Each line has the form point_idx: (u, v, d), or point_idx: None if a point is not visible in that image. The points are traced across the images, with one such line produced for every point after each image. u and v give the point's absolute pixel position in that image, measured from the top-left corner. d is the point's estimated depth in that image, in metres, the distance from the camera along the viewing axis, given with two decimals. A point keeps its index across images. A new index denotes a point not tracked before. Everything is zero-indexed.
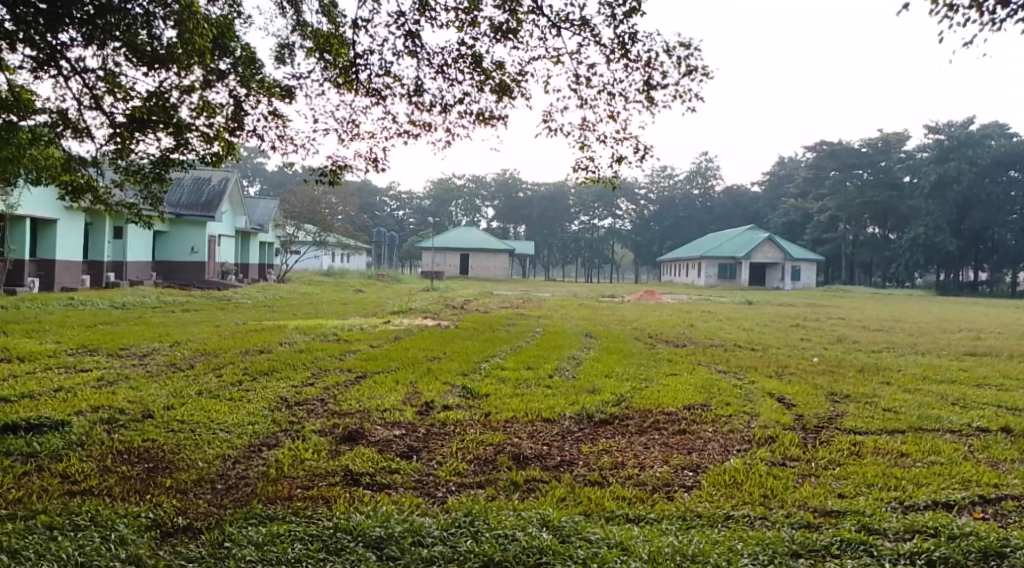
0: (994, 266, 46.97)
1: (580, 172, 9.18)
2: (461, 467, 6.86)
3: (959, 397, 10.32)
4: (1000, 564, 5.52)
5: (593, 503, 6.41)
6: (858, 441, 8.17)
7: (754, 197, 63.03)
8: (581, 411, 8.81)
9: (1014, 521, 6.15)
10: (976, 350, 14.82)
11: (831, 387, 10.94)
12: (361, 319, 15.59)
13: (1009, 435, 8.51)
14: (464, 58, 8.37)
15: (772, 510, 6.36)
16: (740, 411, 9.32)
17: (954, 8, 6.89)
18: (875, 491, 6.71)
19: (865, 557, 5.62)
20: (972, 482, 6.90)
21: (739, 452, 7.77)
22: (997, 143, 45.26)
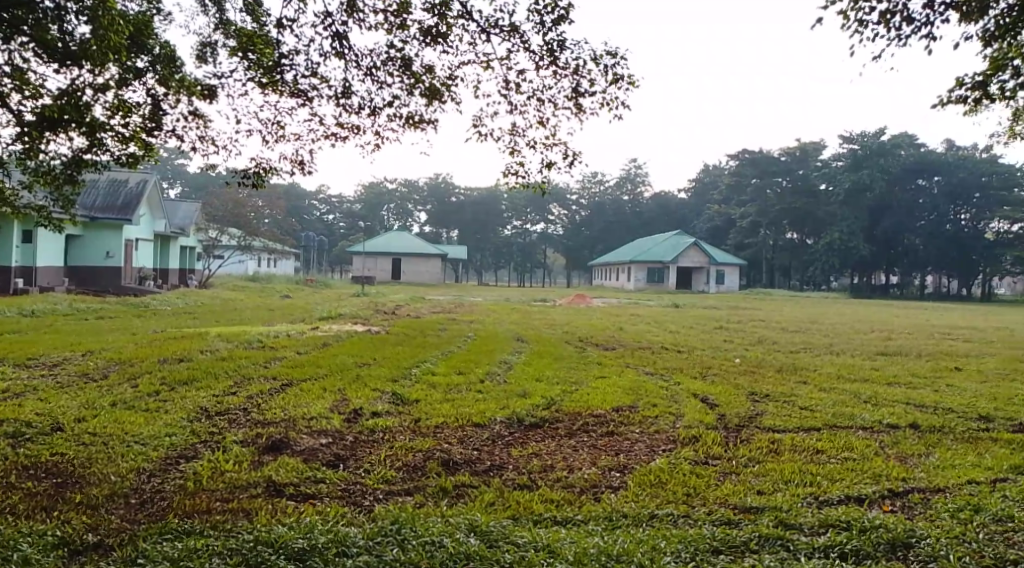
0: (903, 270, 48.85)
1: (510, 177, 9.29)
2: (389, 475, 6.80)
3: (870, 395, 10.71)
4: (907, 555, 5.74)
5: (521, 507, 6.43)
6: (777, 438, 8.42)
7: (680, 203, 64.39)
8: (512, 415, 8.83)
9: (919, 512, 6.40)
10: (886, 350, 15.41)
11: (752, 386, 11.23)
12: (288, 325, 15.28)
13: (916, 431, 8.86)
14: (393, 61, 8.36)
15: (695, 508, 6.49)
16: (666, 411, 9.48)
17: (864, 23, 7.16)
18: (791, 486, 6.91)
19: (782, 551, 5.78)
20: (882, 476, 7.16)
21: (664, 452, 7.90)
22: (906, 152, 47.31)
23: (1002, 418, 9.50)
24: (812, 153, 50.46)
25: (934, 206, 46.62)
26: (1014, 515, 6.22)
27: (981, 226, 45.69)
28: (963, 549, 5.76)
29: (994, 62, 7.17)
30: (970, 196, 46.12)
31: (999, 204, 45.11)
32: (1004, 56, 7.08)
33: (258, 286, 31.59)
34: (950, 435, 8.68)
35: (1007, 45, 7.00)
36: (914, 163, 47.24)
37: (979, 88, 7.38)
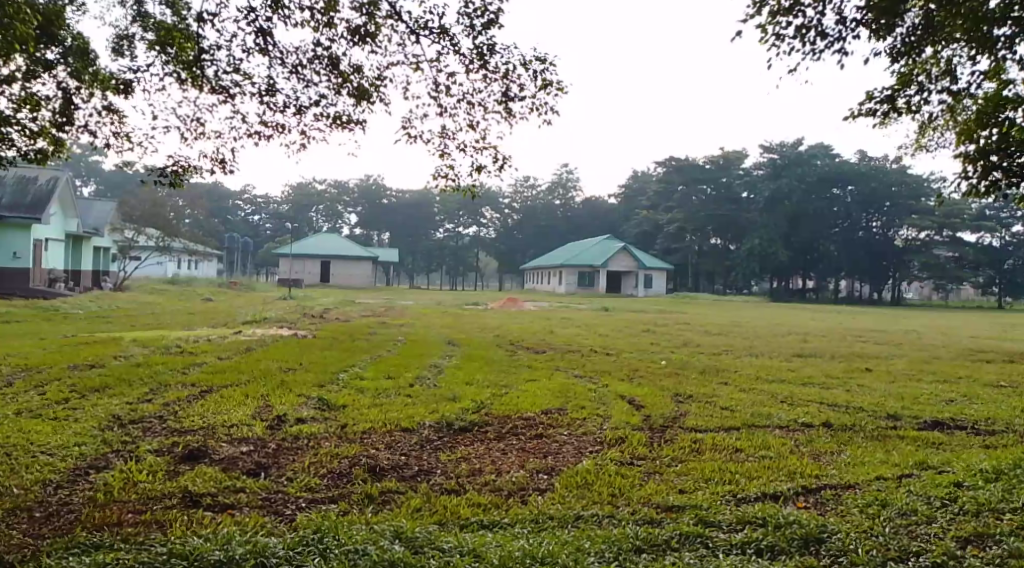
0: (820, 275, 50.50)
1: (439, 180, 9.29)
2: (312, 482, 6.68)
3: (788, 395, 11.03)
4: (819, 549, 5.91)
5: (448, 512, 6.40)
6: (699, 438, 8.59)
7: (610, 209, 65.23)
8: (440, 420, 8.79)
9: (832, 509, 6.60)
10: (803, 352, 15.91)
11: (675, 388, 11.42)
12: (209, 329, 14.88)
13: (830, 429, 9.16)
14: (319, 59, 8.27)
15: (619, 508, 6.57)
16: (593, 414, 9.57)
17: (781, 37, 7.36)
18: (712, 485, 7.05)
19: (701, 549, 5.90)
20: (797, 473, 7.37)
21: (591, 454, 7.97)
22: (822, 162, 48.93)
23: (909, 416, 9.90)
24: (735, 162, 51.81)
25: (847, 213, 48.81)
26: (918, 509, 6.48)
27: (891, 233, 48.22)
28: (871, 542, 5.95)
29: (902, 77, 7.45)
30: (881, 205, 48.23)
31: (907, 213, 47.32)
32: (911, 71, 7.37)
33: (179, 289, 30.70)
34: (861, 433, 9.00)
35: (913, 62, 7.29)
36: (829, 172, 48.58)
37: (888, 102, 7.67)
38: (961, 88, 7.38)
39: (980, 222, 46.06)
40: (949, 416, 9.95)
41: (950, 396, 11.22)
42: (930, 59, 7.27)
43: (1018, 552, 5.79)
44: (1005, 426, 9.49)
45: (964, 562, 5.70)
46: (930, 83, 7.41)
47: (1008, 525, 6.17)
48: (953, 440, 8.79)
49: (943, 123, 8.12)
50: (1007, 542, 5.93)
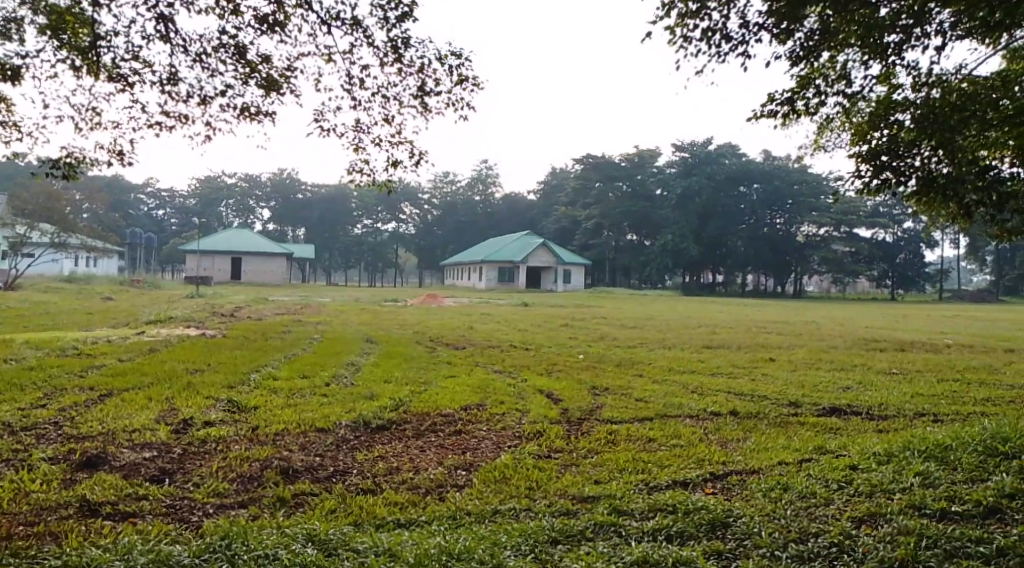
0: (728, 269, 51.98)
1: (353, 175, 9.18)
2: (221, 487, 6.51)
3: (697, 385, 11.31)
4: (725, 533, 6.06)
5: (363, 512, 6.33)
6: (614, 429, 8.73)
7: (529, 205, 65.59)
8: (357, 419, 8.66)
9: (738, 493, 6.81)
10: (713, 343, 16.33)
11: (592, 381, 11.56)
12: (109, 330, 14.28)
13: (736, 417, 9.46)
14: (226, 48, 8.06)
15: (536, 501, 6.64)
16: (512, 408, 9.61)
17: (688, 39, 7.48)
18: (625, 474, 7.20)
19: (614, 537, 5.99)
20: (705, 460, 7.60)
21: (510, 448, 8.02)
22: (730, 161, 50.26)
23: (809, 403, 10.28)
24: (649, 158, 51.90)
25: (754, 211, 50.18)
26: (816, 492, 6.73)
27: (793, 230, 50.08)
28: (773, 525, 6.14)
29: (801, 80, 7.69)
30: (783, 204, 49.85)
31: (807, 210, 49.44)
32: (810, 74, 7.62)
33: (76, 289, 29.37)
34: (765, 420, 9.32)
35: (812, 66, 7.54)
36: (736, 171, 50.03)
37: (788, 104, 7.92)
38: (854, 92, 7.68)
39: (874, 220, 48.25)
40: (845, 402, 10.37)
41: (846, 383, 11.70)
42: (826, 64, 7.55)
43: (907, 528, 6.03)
44: (896, 410, 9.96)
45: (859, 540, 5.90)
46: (826, 86, 7.69)
47: (898, 504, 6.44)
48: (849, 425, 9.19)
49: (838, 125, 8.44)
50: (897, 520, 6.18)
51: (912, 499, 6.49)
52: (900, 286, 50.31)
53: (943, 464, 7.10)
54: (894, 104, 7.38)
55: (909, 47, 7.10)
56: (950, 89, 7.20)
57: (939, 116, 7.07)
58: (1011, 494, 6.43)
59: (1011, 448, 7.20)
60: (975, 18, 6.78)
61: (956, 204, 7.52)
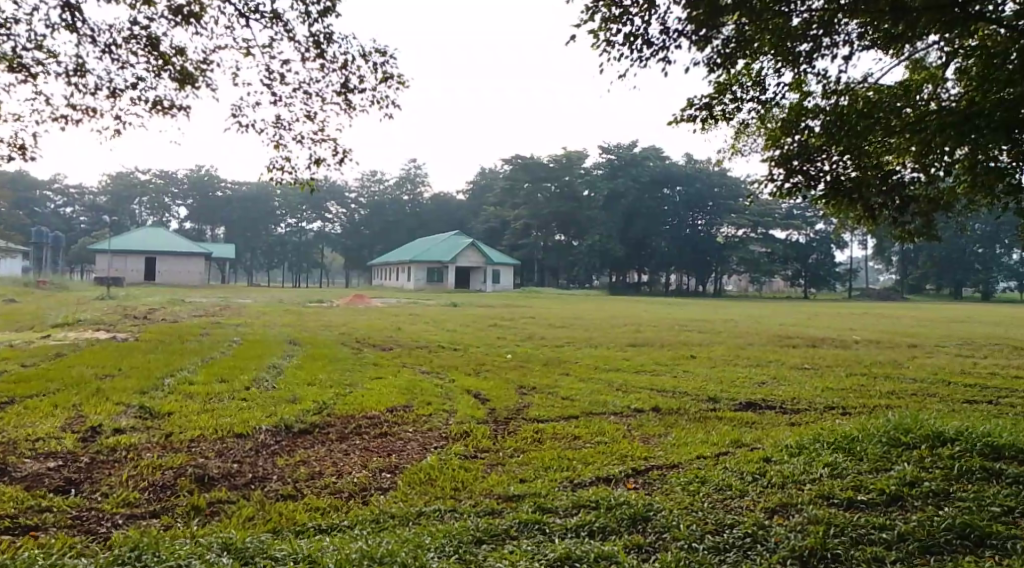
0: (652, 269, 52.79)
1: (274, 173, 9.00)
2: (132, 497, 6.27)
3: (622, 383, 11.45)
4: (645, 527, 6.13)
5: (283, 519, 6.19)
6: (540, 428, 8.83)
7: (457, 205, 65.49)
8: (278, 423, 8.47)
9: (658, 487, 6.92)
10: (637, 342, 16.57)
11: (520, 380, 11.60)
12: (13, 334, 13.65)
13: (659, 414, 9.64)
14: (138, 39, 7.80)
15: (461, 502, 6.64)
16: (439, 409, 9.58)
17: (612, 44, 7.54)
18: (551, 472, 7.28)
19: (538, 535, 6.00)
20: (627, 456, 7.75)
21: (436, 449, 8.00)
22: (654, 163, 51.26)
23: (727, 399, 10.52)
24: (577, 161, 51.81)
25: (676, 212, 51.37)
26: (732, 484, 6.87)
27: (713, 232, 51.39)
28: (691, 517, 6.25)
29: (719, 86, 7.86)
30: (704, 204, 51.52)
31: (726, 212, 51.14)
32: (727, 81, 7.79)
33: None
34: (686, 416, 9.52)
35: (728, 73, 7.70)
36: (660, 174, 51.13)
37: (706, 109, 8.07)
38: (768, 99, 7.88)
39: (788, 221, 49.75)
40: (761, 397, 10.65)
41: (762, 378, 12.03)
42: (742, 71, 7.72)
43: (817, 518, 6.17)
44: (808, 404, 10.28)
45: (771, 530, 6.03)
46: (742, 93, 7.87)
47: (808, 494, 6.61)
48: (765, 419, 9.46)
49: (754, 130, 8.65)
50: (808, 510, 6.33)
51: (821, 489, 6.66)
52: (813, 285, 51.92)
53: (850, 455, 7.34)
54: (805, 110, 7.61)
55: (819, 56, 7.34)
56: (858, 97, 7.47)
57: (846, 122, 7.32)
58: (912, 482, 6.67)
59: (913, 438, 7.49)
60: (880, 28, 7.03)
61: (861, 206, 7.82)
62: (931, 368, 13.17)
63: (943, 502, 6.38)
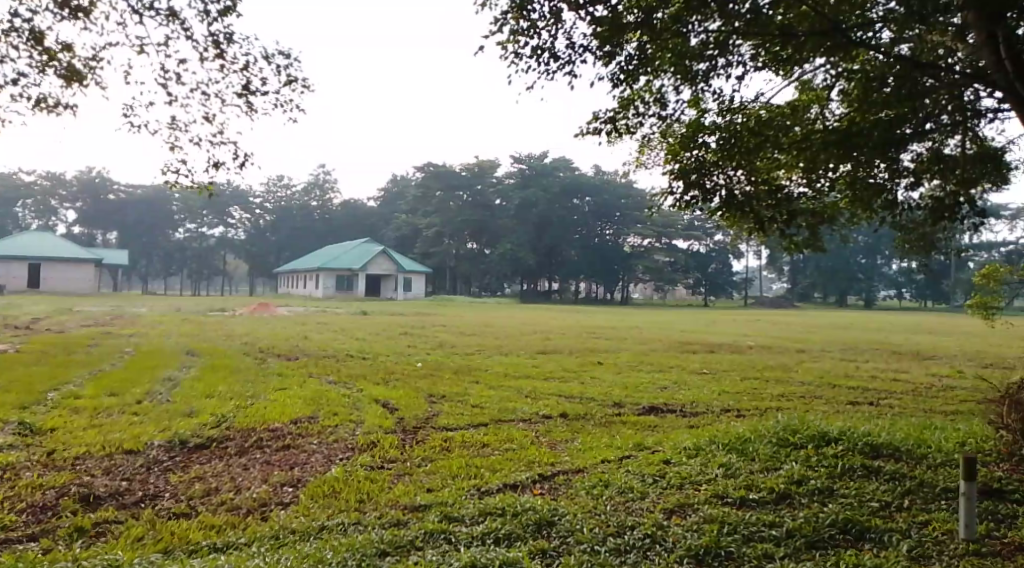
0: (562, 277, 53.25)
1: (167, 176, 8.68)
2: (6, 520, 5.92)
3: (531, 390, 11.47)
4: (550, 532, 6.12)
5: (175, 538, 5.92)
6: (449, 437, 8.79)
7: (366, 212, 64.72)
8: (173, 437, 8.12)
9: (563, 492, 6.96)
10: (546, 349, 16.66)
11: (429, 389, 11.48)
12: None
13: (566, 419, 9.72)
14: (21, 33, 7.37)
15: (366, 514, 6.49)
16: (346, 419, 9.37)
17: (520, 56, 7.52)
18: (458, 481, 7.25)
19: (444, 545, 5.91)
20: (535, 462, 7.81)
21: (341, 461, 7.82)
22: (564, 174, 51.44)
23: (630, 403, 10.68)
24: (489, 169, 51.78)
25: (585, 221, 52.09)
26: (634, 486, 6.97)
27: (620, 241, 52.19)
28: (595, 521, 6.27)
29: (623, 100, 7.96)
30: (611, 215, 52.37)
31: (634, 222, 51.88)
32: (630, 97, 7.90)
33: None
34: (591, 421, 9.62)
35: (631, 88, 7.81)
36: (569, 185, 50.94)
37: (611, 123, 8.15)
38: (668, 115, 8.04)
39: (689, 231, 50.95)
40: (662, 401, 10.83)
41: (664, 383, 12.28)
42: (644, 87, 7.85)
43: (711, 517, 6.28)
44: (706, 407, 10.54)
45: (669, 530, 6.11)
46: (644, 109, 8.00)
47: (703, 494, 6.74)
48: (666, 423, 9.64)
49: (656, 145, 8.81)
50: (703, 509, 6.44)
51: (716, 489, 6.80)
52: (711, 293, 53.43)
53: (744, 456, 7.53)
54: (702, 127, 7.81)
55: (715, 75, 7.53)
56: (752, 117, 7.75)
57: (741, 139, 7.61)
58: (799, 481, 6.88)
59: (800, 439, 7.76)
60: (771, 50, 7.30)
61: (756, 219, 8.08)
62: (820, 372, 13.69)
63: (827, 499, 6.58)
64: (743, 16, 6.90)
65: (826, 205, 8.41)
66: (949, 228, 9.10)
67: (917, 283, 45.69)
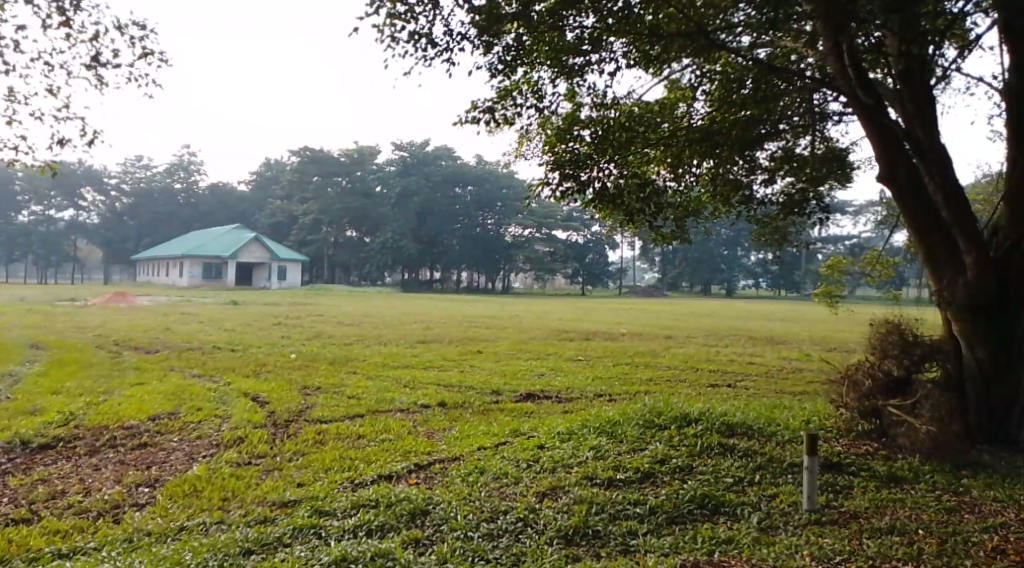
0: (445, 266, 53.00)
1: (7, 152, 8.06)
2: None
3: (410, 380, 11.35)
4: (424, 521, 6.04)
5: (13, 546, 5.54)
6: (322, 429, 8.58)
7: (240, 198, 62.43)
8: (13, 439, 7.57)
9: (438, 481, 6.91)
10: (425, 338, 16.53)
11: (303, 380, 11.17)
12: None
13: (444, 408, 9.68)
14: None
15: (230, 512, 6.24)
16: (211, 414, 9.00)
17: (396, 41, 7.35)
18: (330, 474, 7.07)
19: (313, 540, 5.74)
20: (411, 452, 7.74)
21: (204, 458, 7.49)
22: (446, 164, 51.67)
23: (508, 390, 10.73)
24: (369, 156, 50.95)
25: (467, 212, 51.80)
26: (508, 472, 6.99)
27: (501, 230, 52.61)
28: (469, 507, 6.23)
29: (501, 91, 7.96)
30: (493, 205, 52.68)
31: (514, 212, 52.40)
32: (508, 88, 7.92)
33: None
34: (470, 409, 9.61)
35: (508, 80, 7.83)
36: (451, 173, 51.42)
37: (489, 112, 8.12)
38: (545, 107, 8.08)
39: (568, 222, 51.76)
40: (539, 388, 10.94)
41: (541, 370, 12.43)
42: (522, 79, 7.88)
43: (581, 498, 6.36)
44: (580, 392, 10.72)
45: (541, 513, 6.14)
46: (521, 101, 8.03)
47: (574, 476, 6.82)
48: (542, 408, 9.74)
49: (534, 137, 8.86)
50: (573, 491, 6.52)
51: (586, 471, 6.90)
52: (588, 283, 54.51)
53: (613, 438, 7.69)
54: (578, 120, 7.90)
55: (589, 71, 7.66)
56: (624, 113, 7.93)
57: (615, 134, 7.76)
58: (663, 460, 7.08)
59: (665, 420, 7.99)
60: (642, 49, 7.51)
61: (627, 211, 8.23)
62: (686, 357, 14.18)
63: (687, 476, 6.80)
64: (616, 13, 7.06)
65: (690, 198, 8.69)
66: (802, 222, 9.63)
67: (777, 274, 47.92)
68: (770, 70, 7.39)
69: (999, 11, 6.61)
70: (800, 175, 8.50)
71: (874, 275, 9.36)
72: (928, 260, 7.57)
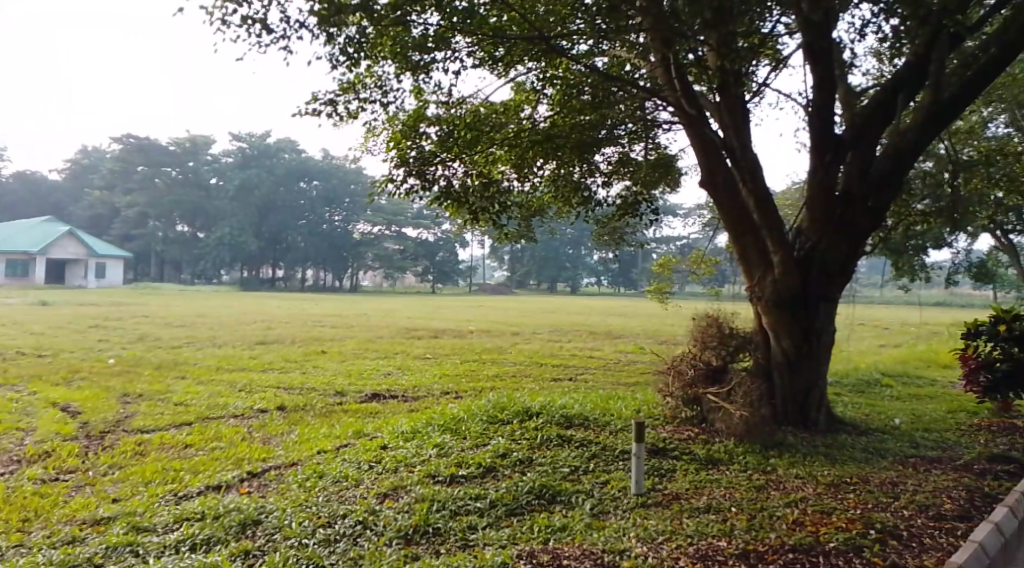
0: None
1: None
2: None
3: (246, 383, 10.81)
4: (255, 532, 5.70)
5: None
6: (144, 439, 8.00)
7: None
8: None
9: (272, 488, 6.58)
10: (266, 339, 15.85)
11: (124, 387, 10.39)
12: None
13: (282, 412, 9.26)
14: None
15: (30, 534, 5.68)
16: (13, 427, 8.19)
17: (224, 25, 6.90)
18: (151, 487, 6.59)
19: (129, 558, 5.30)
20: (244, 460, 7.34)
21: (2, 476, 6.80)
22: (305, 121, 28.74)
23: (353, 391, 10.42)
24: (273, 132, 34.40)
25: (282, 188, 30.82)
26: (348, 474, 6.75)
27: None
28: (304, 514, 5.94)
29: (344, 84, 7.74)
30: None
31: None
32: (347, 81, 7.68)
33: None
34: (310, 411, 9.25)
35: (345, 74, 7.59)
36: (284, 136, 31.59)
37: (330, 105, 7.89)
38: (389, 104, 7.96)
39: None
40: (385, 387, 10.70)
41: (387, 369, 12.17)
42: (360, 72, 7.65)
43: (422, 497, 6.21)
44: (426, 391, 10.55)
45: (380, 514, 5.93)
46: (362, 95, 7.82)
47: (416, 475, 6.66)
48: (386, 408, 9.52)
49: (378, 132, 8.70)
50: (414, 490, 6.35)
51: (428, 469, 6.76)
52: (438, 280, 54.25)
53: (456, 435, 7.59)
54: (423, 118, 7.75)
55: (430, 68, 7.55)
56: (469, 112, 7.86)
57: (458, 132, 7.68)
58: (504, 454, 7.05)
59: (507, 415, 7.98)
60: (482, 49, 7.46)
61: (468, 209, 8.14)
62: (529, 353, 14.28)
63: (527, 468, 6.80)
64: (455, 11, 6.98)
65: (533, 198, 8.82)
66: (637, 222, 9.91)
67: None
68: (606, 78, 7.48)
69: (806, 32, 7.08)
70: (636, 179, 8.80)
71: (699, 272, 9.79)
72: (741, 259, 8.08)
